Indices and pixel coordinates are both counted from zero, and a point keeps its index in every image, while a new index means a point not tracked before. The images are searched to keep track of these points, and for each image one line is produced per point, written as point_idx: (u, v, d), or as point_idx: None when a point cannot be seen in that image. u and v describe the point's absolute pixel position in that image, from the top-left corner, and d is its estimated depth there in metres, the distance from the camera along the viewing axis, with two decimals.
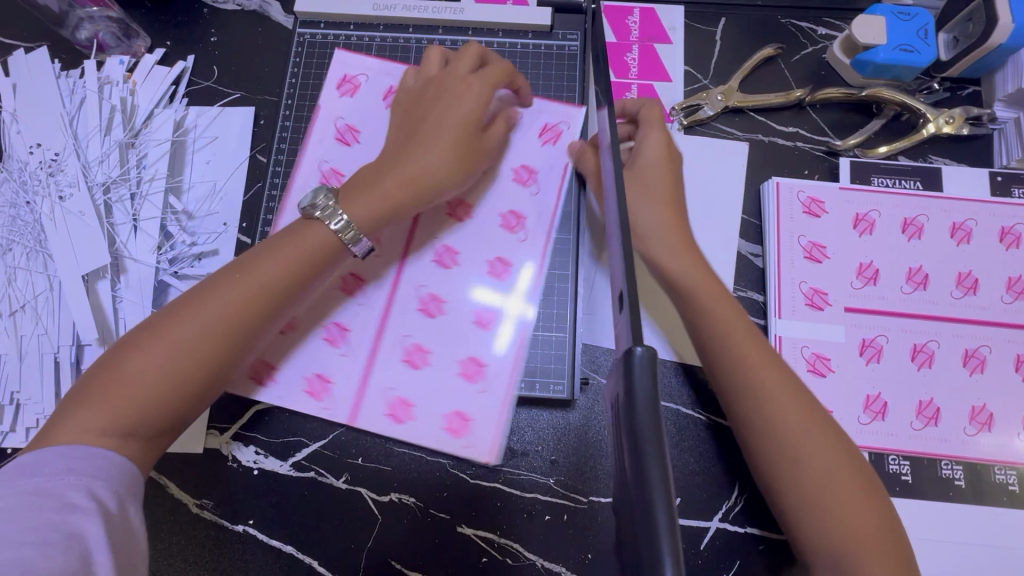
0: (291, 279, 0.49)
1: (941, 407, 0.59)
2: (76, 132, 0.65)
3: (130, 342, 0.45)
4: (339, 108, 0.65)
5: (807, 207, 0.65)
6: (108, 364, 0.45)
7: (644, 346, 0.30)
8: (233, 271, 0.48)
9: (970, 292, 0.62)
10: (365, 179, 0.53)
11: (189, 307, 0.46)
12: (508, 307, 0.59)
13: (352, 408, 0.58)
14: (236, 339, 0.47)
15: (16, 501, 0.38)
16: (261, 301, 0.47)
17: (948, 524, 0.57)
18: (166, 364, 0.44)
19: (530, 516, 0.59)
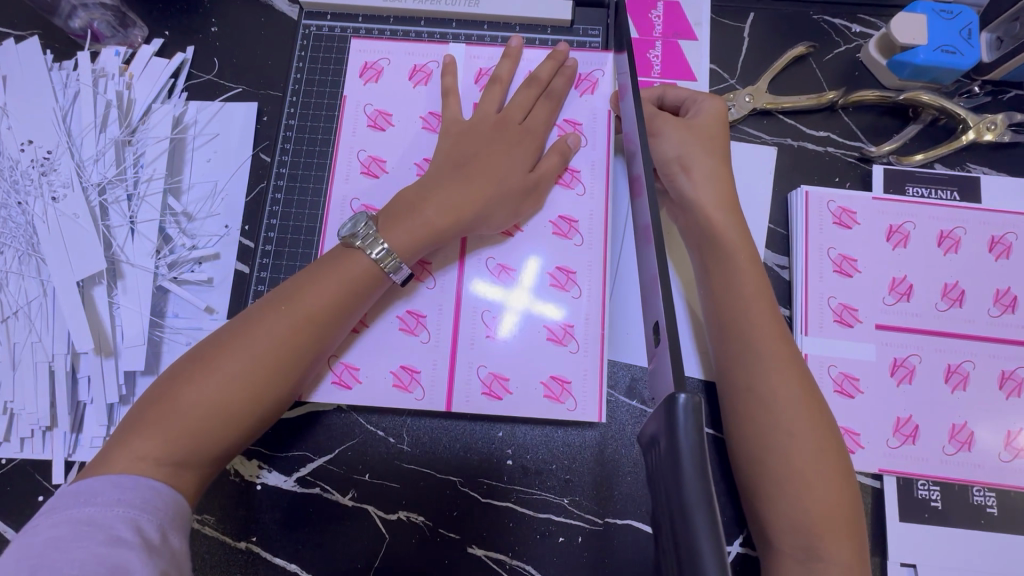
0: (341, 305, 0.48)
1: (976, 432, 0.57)
2: (70, 129, 0.61)
3: (179, 374, 0.44)
4: (367, 95, 0.62)
5: (838, 218, 0.62)
6: (157, 396, 0.43)
7: (690, 394, 0.27)
8: (281, 298, 0.47)
9: (1008, 310, 0.59)
10: (405, 205, 0.52)
11: (237, 336, 0.45)
12: (509, 300, 0.57)
13: (447, 392, 0.56)
14: (289, 368, 0.46)
15: (69, 531, 0.37)
16: (312, 329, 0.47)
17: (980, 554, 0.55)
18: (220, 398, 0.43)
19: (543, 537, 0.57)
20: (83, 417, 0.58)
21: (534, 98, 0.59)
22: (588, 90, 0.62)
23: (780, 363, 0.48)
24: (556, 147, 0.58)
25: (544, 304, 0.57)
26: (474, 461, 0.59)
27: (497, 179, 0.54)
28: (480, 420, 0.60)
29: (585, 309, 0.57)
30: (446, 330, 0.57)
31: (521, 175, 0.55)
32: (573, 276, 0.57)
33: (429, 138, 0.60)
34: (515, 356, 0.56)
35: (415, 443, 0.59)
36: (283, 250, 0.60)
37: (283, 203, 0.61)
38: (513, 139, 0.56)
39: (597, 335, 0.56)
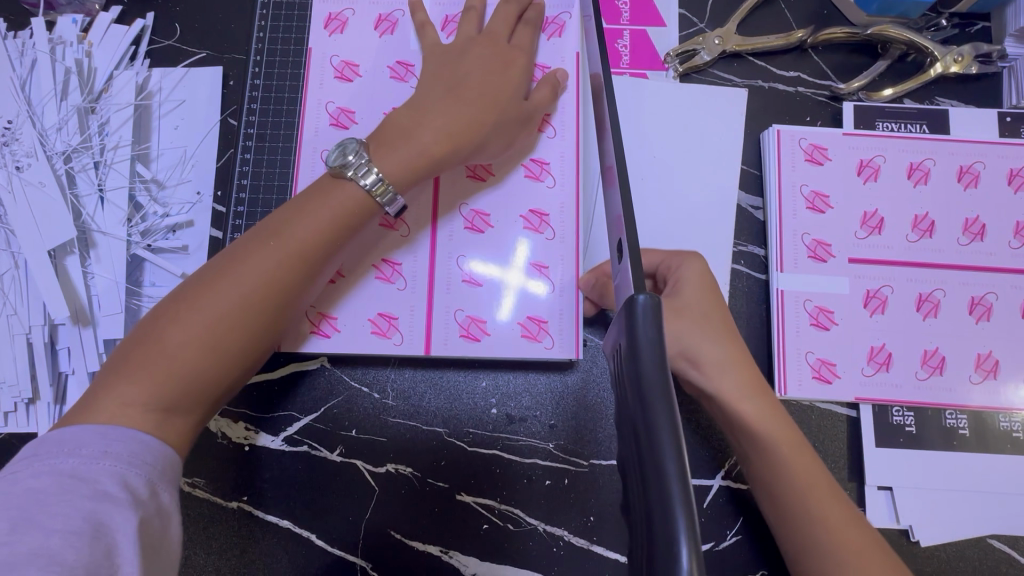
0: (326, 244, 0.48)
1: (946, 356, 0.58)
2: (29, 98, 0.60)
3: (164, 315, 0.43)
4: (332, 47, 0.61)
5: (809, 155, 0.62)
6: (142, 337, 0.42)
7: (648, 292, 0.29)
8: (265, 237, 0.47)
9: (977, 238, 0.60)
10: (394, 132, 0.51)
11: (221, 275, 0.45)
12: (508, 279, 0.57)
13: (426, 334, 0.56)
14: (277, 308, 0.46)
15: (53, 484, 0.36)
16: (297, 269, 0.46)
17: (954, 474, 0.57)
18: (207, 338, 0.43)
19: (530, 481, 0.58)
20: (66, 388, 0.58)
21: (511, 31, 0.59)
22: (556, 34, 0.61)
23: (773, 417, 0.49)
24: (541, 86, 0.57)
25: (539, 278, 0.57)
26: (459, 411, 0.60)
27: (490, 102, 0.53)
28: (464, 371, 0.60)
29: (559, 250, 0.57)
30: (422, 274, 0.57)
31: (513, 102, 0.55)
32: (546, 218, 0.58)
33: (397, 87, 0.60)
34: (512, 320, 0.56)
35: (399, 397, 0.60)
36: (256, 209, 0.60)
37: (253, 163, 0.61)
38: (503, 65, 0.55)
39: (572, 275, 0.57)
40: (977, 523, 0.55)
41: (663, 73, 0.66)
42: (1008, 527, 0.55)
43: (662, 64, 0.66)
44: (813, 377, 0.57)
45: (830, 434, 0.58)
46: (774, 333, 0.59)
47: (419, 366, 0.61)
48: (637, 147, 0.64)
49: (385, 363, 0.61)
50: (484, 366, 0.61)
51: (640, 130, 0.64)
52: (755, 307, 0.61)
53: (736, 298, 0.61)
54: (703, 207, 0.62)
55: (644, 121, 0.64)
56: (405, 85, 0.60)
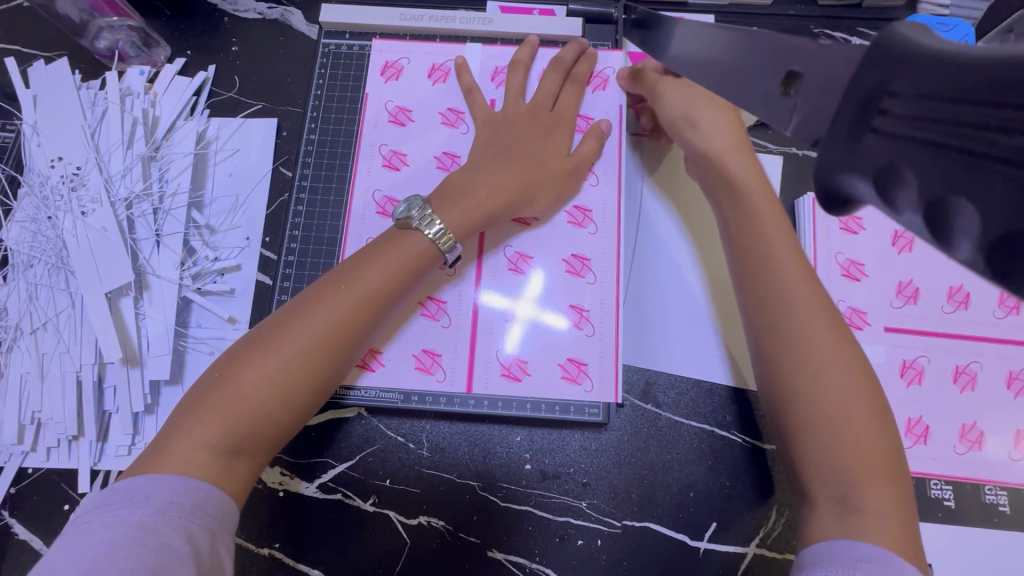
0: (391, 288, 0.50)
1: (985, 431, 0.58)
2: (98, 146, 0.63)
3: (240, 355, 0.46)
4: (387, 92, 0.64)
5: (844, 224, 0.63)
6: (219, 378, 0.45)
7: None
8: (338, 280, 0.50)
9: (1013, 311, 0.60)
10: (452, 188, 0.55)
11: (296, 316, 0.47)
12: (518, 310, 0.59)
13: (467, 374, 0.58)
14: (342, 350, 0.48)
15: (122, 536, 0.37)
16: (366, 310, 0.49)
17: (994, 553, 0.56)
18: (279, 376, 0.45)
19: (562, 540, 0.58)
20: (108, 426, 0.60)
21: (557, 87, 0.63)
22: (600, 87, 0.64)
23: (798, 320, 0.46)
24: (588, 148, 0.60)
25: (549, 313, 0.58)
26: (493, 465, 0.60)
27: (539, 163, 0.58)
28: (499, 425, 0.61)
29: (597, 296, 0.59)
30: (466, 315, 0.59)
31: (558, 159, 0.59)
32: (587, 263, 0.60)
33: (447, 132, 0.63)
34: (521, 351, 0.58)
35: (434, 448, 0.61)
36: (306, 258, 0.61)
37: (305, 213, 0.63)
38: (549, 131, 0.60)
39: (611, 318, 0.58)
40: None
41: None
42: None
43: None
44: None
45: None
46: None
47: (454, 419, 0.61)
48: (673, 209, 0.66)
49: (421, 415, 0.61)
50: (519, 421, 0.61)
51: (676, 192, 0.66)
52: None
53: None
54: None
55: (680, 183, 0.66)
56: (456, 130, 0.63)
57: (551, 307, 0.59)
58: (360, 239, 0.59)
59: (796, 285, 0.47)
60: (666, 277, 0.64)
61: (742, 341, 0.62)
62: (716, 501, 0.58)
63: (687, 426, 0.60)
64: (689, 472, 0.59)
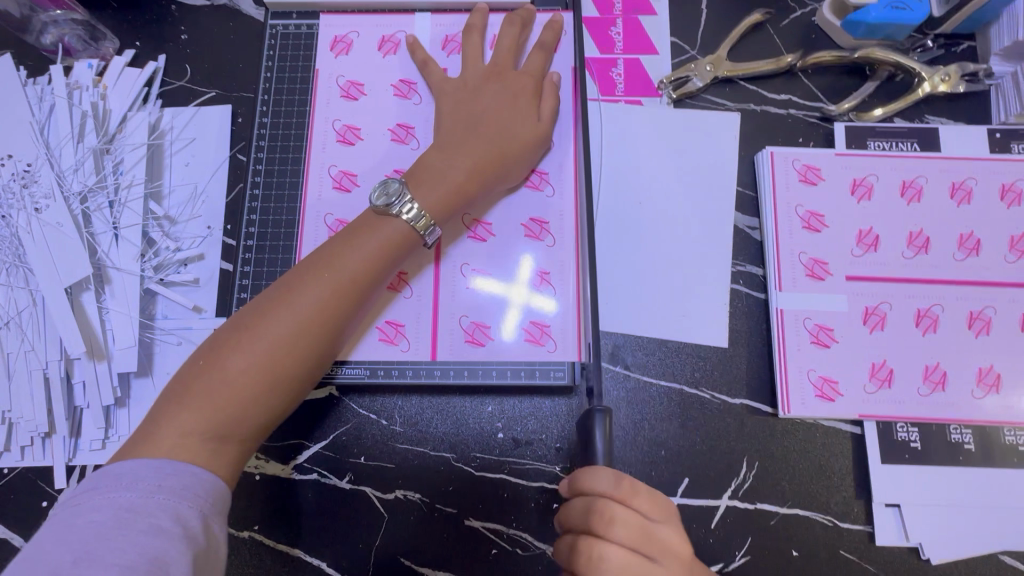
0: (375, 268, 0.50)
1: (948, 370, 0.58)
2: (48, 141, 0.63)
3: (224, 342, 0.45)
4: (337, 68, 0.65)
5: (803, 175, 0.64)
6: (202, 365, 0.44)
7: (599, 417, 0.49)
8: (323, 266, 0.49)
9: (973, 253, 0.61)
10: (428, 172, 0.54)
11: (278, 302, 0.46)
12: (511, 294, 0.59)
13: (431, 342, 0.59)
14: (329, 333, 0.48)
15: (112, 518, 0.36)
16: (350, 293, 0.48)
17: (961, 490, 0.57)
18: (270, 362, 0.44)
19: (539, 505, 0.58)
20: (81, 422, 0.59)
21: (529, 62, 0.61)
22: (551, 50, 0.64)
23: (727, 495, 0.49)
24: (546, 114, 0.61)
25: (542, 298, 0.59)
26: (466, 436, 0.61)
27: (511, 134, 0.57)
28: (469, 397, 0.61)
29: (558, 257, 0.60)
30: (427, 283, 0.60)
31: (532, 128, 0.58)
32: (545, 225, 0.60)
33: (400, 103, 0.63)
34: (516, 339, 0.58)
35: (407, 423, 0.61)
36: (265, 241, 0.61)
37: (262, 198, 0.63)
38: (518, 98, 0.59)
39: (573, 278, 0.59)
40: (987, 540, 0.55)
41: (657, 100, 0.68)
42: (1017, 542, 0.55)
43: (656, 91, 0.68)
44: (816, 396, 0.58)
45: (835, 451, 0.59)
46: (775, 350, 0.60)
47: (425, 392, 0.62)
48: (634, 173, 0.65)
49: (392, 390, 0.62)
50: (490, 392, 0.61)
51: (634, 156, 0.66)
52: (755, 325, 0.62)
53: (735, 318, 0.62)
54: (700, 231, 0.64)
55: (639, 146, 0.66)
56: (408, 101, 0.63)
57: (522, 277, 0.60)
58: (319, 214, 0.61)
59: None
60: (626, 241, 0.64)
61: (706, 298, 0.62)
62: (688, 457, 0.59)
63: (655, 384, 0.61)
64: (660, 430, 0.60)
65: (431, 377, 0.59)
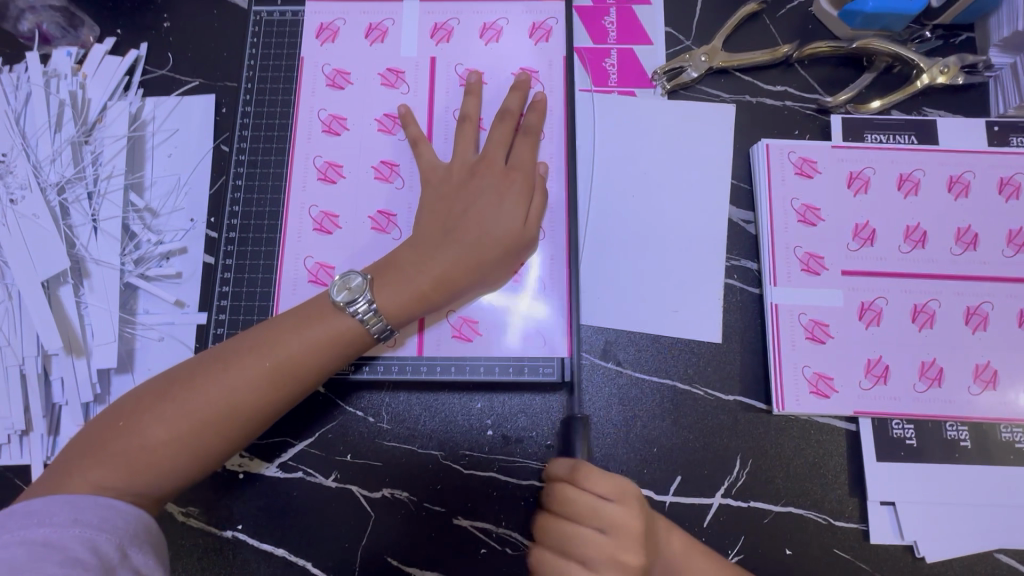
0: (317, 356, 0.48)
1: (944, 367, 0.58)
2: (24, 131, 0.61)
3: (151, 400, 0.45)
4: (323, 56, 0.63)
5: (799, 168, 0.62)
6: (125, 419, 0.44)
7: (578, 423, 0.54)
8: (259, 342, 0.48)
9: (970, 248, 0.60)
10: (398, 266, 0.52)
11: (210, 373, 0.46)
12: (512, 303, 0.58)
13: (418, 339, 0.58)
14: (259, 415, 0.46)
15: (24, 553, 0.36)
16: (283, 380, 0.47)
17: (957, 487, 0.56)
18: (173, 437, 0.44)
19: (528, 503, 0.57)
20: (59, 419, 0.58)
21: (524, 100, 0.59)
22: (543, 39, 0.63)
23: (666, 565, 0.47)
24: (536, 106, 0.60)
25: (540, 302, 0.58)
26: (455, 433, 0.59)
27: (479, 210, 0.54)
28: (458, 393, 0.60)
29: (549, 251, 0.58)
30: None
31: (513, 191, 0.55)
32: None
33: (388, 93, 0.62)
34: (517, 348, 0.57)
35: (395, 419, 0.60)
36: (248, 233, 0.60)
37: (245, 189, 0.61)
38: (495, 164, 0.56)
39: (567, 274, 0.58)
40: (981, 537, 0.55)
41: (651, 90, 0.67)
42: (1011, 540, 0.55)
43: (649, 81, 0.67)
44: (811, 392, 0.57)
45: (830, 449, 0.58)
46: (769, 345, 0.59)
47: (413, 389, 0.60)
48: (628, 166, 0.64)
49: (380, 387, 0.60)
50: (479, 388, 0.60)
51: (627, 147, 0.65)
52: (749, 320, 0.61)
53: (730, 313, 0.61)
54: (695, 225, 0.63)
55: (632, 138, 0.65)
56: (396, 91, 0.62)
57: (518, 276, 0.58)
58: (304, 206, 0.59)
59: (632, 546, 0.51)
60: (619, 234, 0.63)
61: (700, 293, 0.61)
62: (680, 455, 0.58)
63: (648, 381, 0.60)
64: (652, 427, 0.59)
65: (418, 373, 0.58)
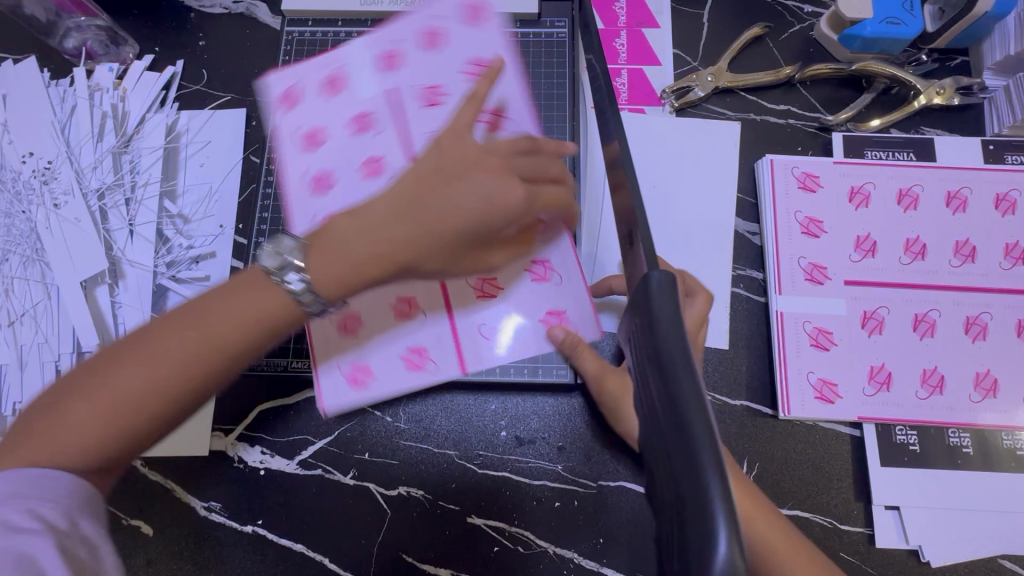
0: (252, 334, 0.39)
1: (945, 374, 0.59)
2: (68, 140, 0.65)
3: (66, 390, 0.37)
4: None
5: (802, 182, 0.65)
6: (48, 405, 0.37)
7: (663, 269, 0.30)
8: (181, 315, 0.39)
9: (968, 260, 0.62)
10: (332, 242, 0.40)
11: (127, 353, 0.38)
12: (511, 310, 0.63)
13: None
14: (180, 402, 0.38)
15: None
16: (214, 361, 0.38)
17: (960, 493, 0.57)
18: (90, 426, 0.36)
19: (540, 503, 0.59)
20: None
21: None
22: None
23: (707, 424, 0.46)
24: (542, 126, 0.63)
25: None
26: (469, 433, 0.61)
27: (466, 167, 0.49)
28: (473, 394, 0.62)
29: (556, 260, 0.65)
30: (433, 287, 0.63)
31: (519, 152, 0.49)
32: None
33: None
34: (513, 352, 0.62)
35: (411, 419, 0.62)
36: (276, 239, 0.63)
37: (274, 197, 0.65)
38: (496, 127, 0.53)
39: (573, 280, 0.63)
40: (985, 543, 0.56)
41: (659, 108, 0.70)
42: (1015, 546, 0.56)
43: (658, 100, 0.70)
44: (816, 398, 0.59)
45: (835, 454, 0.59)
46: (774, 351, 0.61)
47: (430, 390, 0.63)
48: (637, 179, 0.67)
49: None
50: (494, 390, 0.62)
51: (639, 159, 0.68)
52: (755, 328, 0.63)
53: (736, 320, 0.63)
54: (702, 236, 0.65)
55: (642, 152, 0.68)
56: None
57: (518, 289, 0.64)
58: None
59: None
60: None
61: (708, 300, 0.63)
62: None
63: None
64: None
65: None
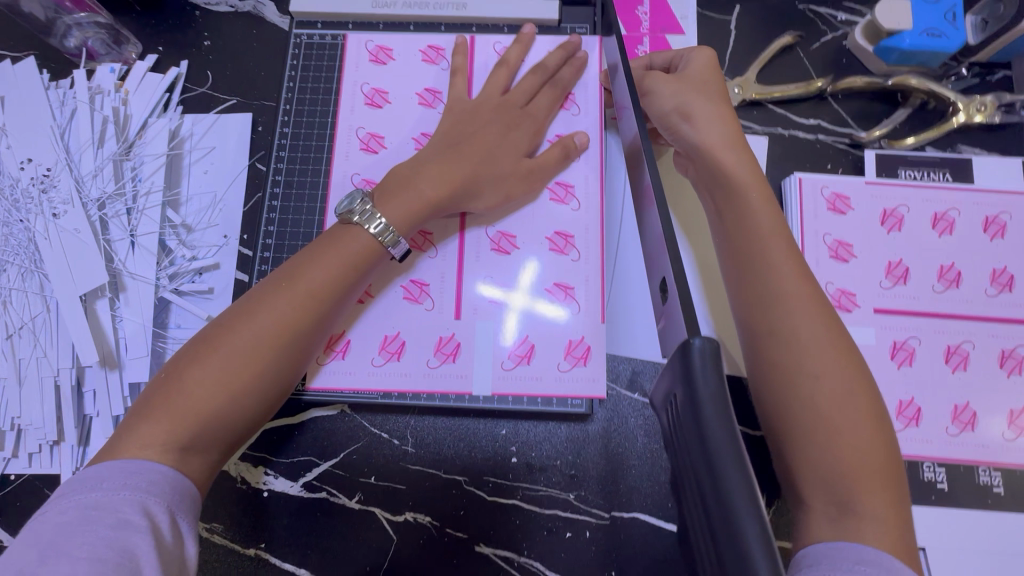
0: (335, 285, 0.48)
1: (978, 411, 0.57)
2: (68, 146, 0.62)
3: (186, 357, 0.44)
4: (367, 74, 0.64)
5: (832, 204, 0.62)
6: (164, 380, 0.43)
7: (704, 337, 0.29)
8: (282, 280, 0.47)
9: (1006, 289, 0.59)
10: (393, 182, 0.53)
11: (246, 314, 0.45)
12: (510, 299, 0.58)
13: (456, 302, 0.58)
14: (287, 352, 0.45)
15: (79, 516, 0.37)
16: (309, 310, 0.46)
17: (989, 534, 0.55)
18: (239, 375, 0.43)
19: (550, 533, 0.57)
20: (89, 430, 0.58)
21: (564, 62, 0.63)
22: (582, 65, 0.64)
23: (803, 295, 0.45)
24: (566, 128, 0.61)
25: (544, 304, 0.58)
26: (479, 458, 0.59)
27: (492, 159, 0.56)
28: (484, 418, 0.60)
29: (584, 272, 0.58)
30: (449, 293, 0.58)
31: (513, 160, 0.57)
32: (570, 240, 0.59)
33: (425, 112, 0.63)
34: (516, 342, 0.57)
35: (419, 444, 0.60)
36: (282, 253, 0.60)
37: (280, 210, 0.62)
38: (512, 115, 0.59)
39: (595, 296, 0.58)
40: None
41: None
42: None
43: None
44: None
45: None
46: None
47: (439, 414, 0.61)
48: None
49: (406, 411, 0.61)
50: (506, 415, 0.60)
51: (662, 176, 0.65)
52: None
53: None
54: None
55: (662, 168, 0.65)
56: (433, 110, 0.63)
57: (513, 279, 0.59)
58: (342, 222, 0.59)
59: (792, 282, 0.45)
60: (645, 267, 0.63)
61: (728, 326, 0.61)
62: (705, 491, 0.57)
63: None
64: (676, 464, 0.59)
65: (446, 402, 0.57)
